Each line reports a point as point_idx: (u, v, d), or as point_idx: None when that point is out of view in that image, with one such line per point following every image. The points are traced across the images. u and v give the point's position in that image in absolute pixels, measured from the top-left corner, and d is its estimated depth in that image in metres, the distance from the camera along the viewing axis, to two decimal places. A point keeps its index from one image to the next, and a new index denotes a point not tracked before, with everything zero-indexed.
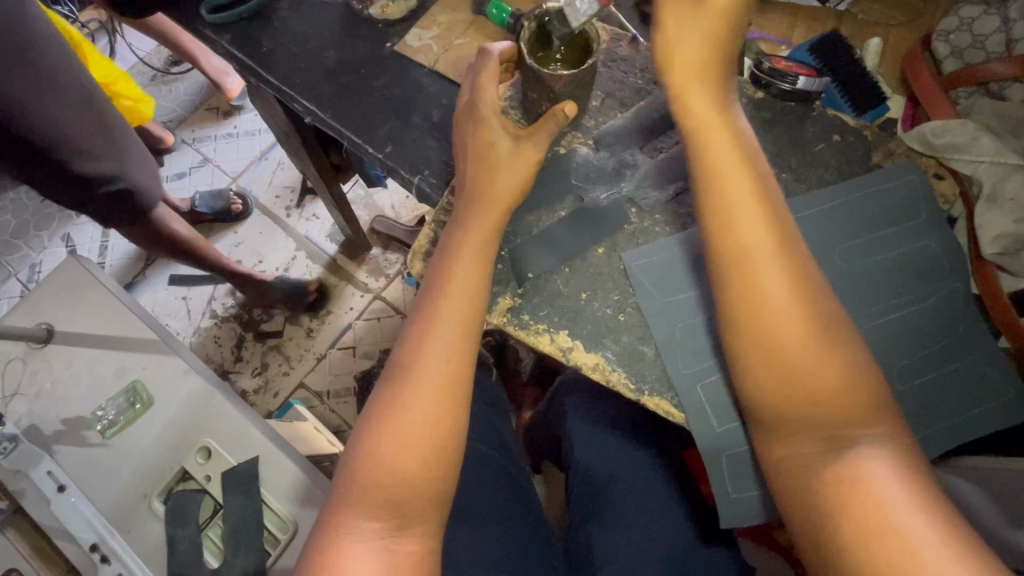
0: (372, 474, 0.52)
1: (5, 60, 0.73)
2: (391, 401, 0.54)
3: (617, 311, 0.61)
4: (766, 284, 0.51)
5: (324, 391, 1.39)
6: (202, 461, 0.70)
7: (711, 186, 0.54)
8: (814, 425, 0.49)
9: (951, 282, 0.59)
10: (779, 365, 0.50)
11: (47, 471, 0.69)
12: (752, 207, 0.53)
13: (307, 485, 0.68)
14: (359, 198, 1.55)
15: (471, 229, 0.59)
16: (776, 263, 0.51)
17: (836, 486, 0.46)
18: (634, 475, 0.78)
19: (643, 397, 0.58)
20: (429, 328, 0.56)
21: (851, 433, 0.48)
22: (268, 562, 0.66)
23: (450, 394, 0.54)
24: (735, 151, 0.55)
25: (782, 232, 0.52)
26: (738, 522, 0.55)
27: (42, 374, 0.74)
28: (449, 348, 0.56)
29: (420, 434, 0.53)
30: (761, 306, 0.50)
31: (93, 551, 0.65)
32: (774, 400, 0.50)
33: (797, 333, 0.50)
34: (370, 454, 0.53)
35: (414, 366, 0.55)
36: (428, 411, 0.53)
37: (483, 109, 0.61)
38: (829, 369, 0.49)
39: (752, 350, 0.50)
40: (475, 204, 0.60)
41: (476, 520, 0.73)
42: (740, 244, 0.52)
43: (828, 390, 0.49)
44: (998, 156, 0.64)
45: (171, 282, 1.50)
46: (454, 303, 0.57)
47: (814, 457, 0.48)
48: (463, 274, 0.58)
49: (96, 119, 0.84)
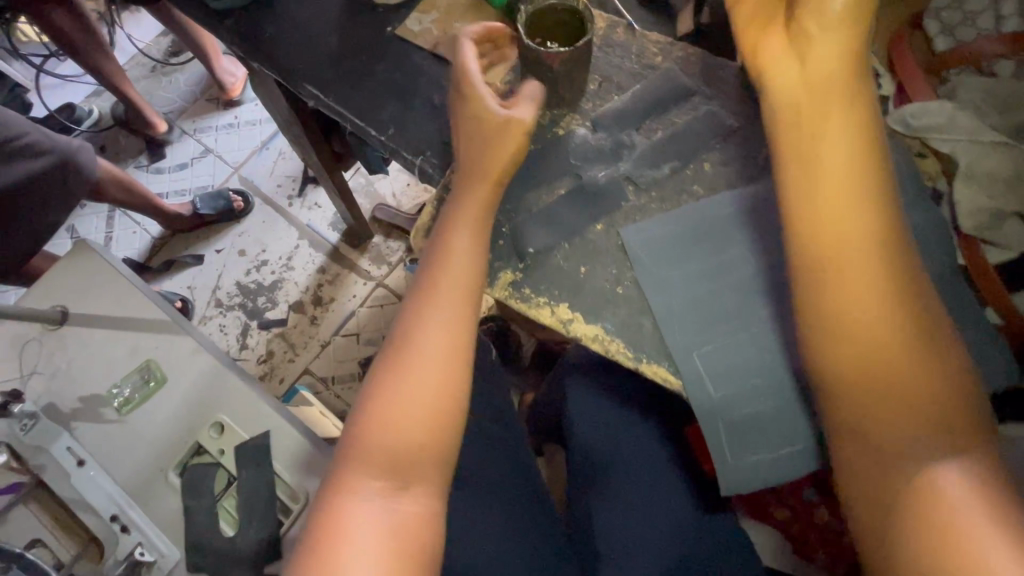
0: (375, 438, 0.55)
1: (10, 171, 1.00)
2: (393, 370, 0.57)
3: (616, 284, 0.63)
4: (840, 278, 0.53)
5: (328, 376, 1.42)
6: (215, 436, 0.72)
7: (793, 177, 0.55)
8: (900, 435, 0.50)
9: (939, 253, 0.61)
10: (871, 373, 0.51)
11: (67, 447, 0.71)
12: (841, 207, 0.53)
13: (314, 455, 0.70)
14: (360, 186, 1.58)
15: (467, 205, 0.61)
16: (861, 267, 0.52)
17: (907, 488, 0.49)
18: (632, 448, 0.81)
19: (641, 365, 0.60)
20: (429, 300, 0.59)
21: (936, 446, 0.49)
22: (281, 531, 0.68)
23: (450, 363, 0.57)
24: (832, 149, 0.54)
25: (866, 239, 0.53)
26: (738, 485, 0.57)
27: (58, 355, 0.76)
28: (451, 325, 0.58)
29: (421, 402, 0.55)
30: (858, 313, 0.52)
31: (113, 521, 0.68)
32: (861, 408, 0.51)
33: (893, 345, 0.51)
34: (372, 420, 0.55)
35: (414, 336, 0.58)
36: (430, 378, 0.56)
37: (473, 93, 0.61)
38: (923, 383, 0.50)
39: (846, 359, 0.52)
40: (469, 178, 0.62)
41: (476, 490, 0.77)
42: (819, 240, 0.53)
43: (915, 401, 0.50)
44: (975, 134, 0.65)
45: (177, 272, 1.53)
46: (452, 275, 0.59)
47: (889, 463, 0.50)
48: (460, 248, 0.60)
49: (44, 184, 1.05)
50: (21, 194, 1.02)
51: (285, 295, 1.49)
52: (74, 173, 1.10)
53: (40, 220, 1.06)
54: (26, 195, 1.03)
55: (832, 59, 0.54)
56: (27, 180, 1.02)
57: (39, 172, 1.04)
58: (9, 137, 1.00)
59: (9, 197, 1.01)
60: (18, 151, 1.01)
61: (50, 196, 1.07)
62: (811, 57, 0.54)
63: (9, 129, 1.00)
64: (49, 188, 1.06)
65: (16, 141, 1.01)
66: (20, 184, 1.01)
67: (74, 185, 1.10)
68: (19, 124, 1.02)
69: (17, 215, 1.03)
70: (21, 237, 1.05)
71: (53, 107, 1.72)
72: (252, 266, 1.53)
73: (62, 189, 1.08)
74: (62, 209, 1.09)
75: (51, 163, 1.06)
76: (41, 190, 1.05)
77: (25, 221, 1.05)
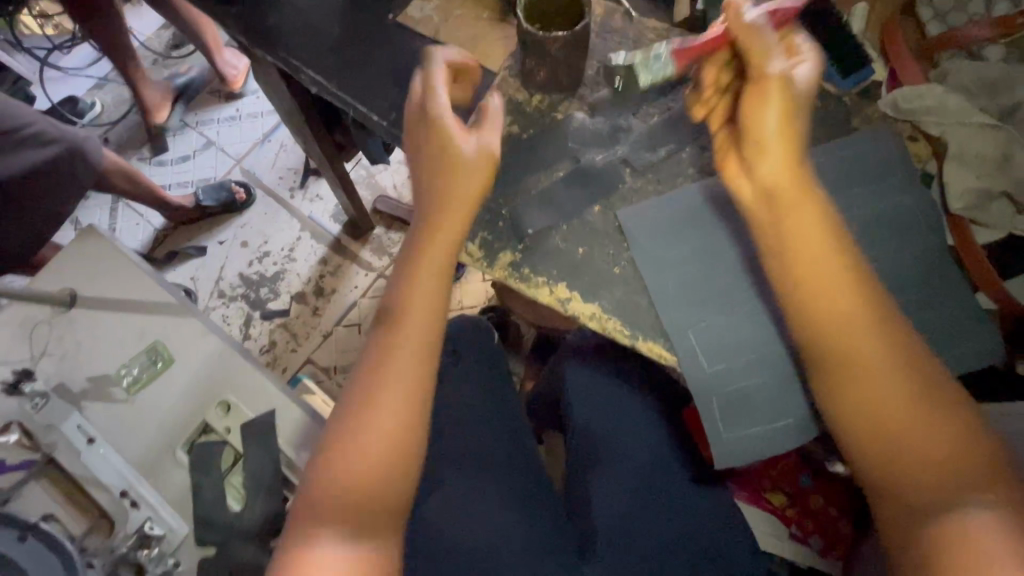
0: (337, 479, 0.56)
1: (16, 159, 1.01)
2: (356, 409, 0.58)
3: (613, 264, 0.64)
4: (824, 318, 0.55)
5: (330, 365, 1.44)
6: (222, 415, 0.74)
7: (790, 242, 0.57)
8: (923, 483, 0.51)
9: (930, 233, 0.62)
10: (882, 424, 0.53)
11: (77, 426, 0.72)
12: (829, 268, 0.56)
13: (320, 433, 0.72)
14: (361, 178, 1.59)
15: (431, 237, 0.62)
16: (855, 321, 0.55)
17: (938, 539, 0.49)
18: (629, 430, 0.83)
19: (637, 342, 0.62)
20: (392, 337, 0.60)
21: (960, 493, 0.50)
22: (286, 506, 0.70)
23: (411, 399, 0.58)
24: (814, 212, 0.57)
25: (856, 293, 0.55)
26: (730, 458, 0.59)
27: (67, 337, 0.77)
28: (409, 353, 0.59)
29: (383, 441, 0.56)
30: (861, 364, 0.54)
31: (123, 497, 0.69)
32: (876, 457, 0.53)
33: (899, 395, 0.53)
34: (335, 462, 0.56)
35: (377, 374, 0.59)
36: (392, 415, 0.57)
37: (441, 123, 0.61)
38: (934, 431, 0.52)
39: (857, 410, 0.54)
40: (433, 208, 0.62)
41: (476, 468, 0.80)
42: (804, 291, 0.56)
43: (927, 448, 0.52)
44: (965, 117, 0.67)
45: (181, 263, 1.55)
46: (415, 309, 0.60)
47: (916, 512, 0.51)
48: (422, 282, 0.61)
49: (49, 173, 1.06)
50: (27, 183, 1.03)
51: (288, 286, 1.51)
52: (79, 162, 1.11)
53: (46, 209, 1.08)
54: (33, 184, 1.04)
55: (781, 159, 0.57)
56: (32, 169, 1.03)
57: (45, 160, 1.04)
58: (15, 124, 1.00)
59: (15, 185, 1.02)
60: (24, 139, 1.02)
61: (56, 184, 1.08)
62: (764, 160, 0.58)
63: (15, 117, 1.01)
64: (54, 177, 1.07)
65: (22, 130, 1.01)
66: (26, 173, 1.02)
67: (79, 174, 1.11)
68: (25, 113, 1.02)
69: (23, 203, 1.04)
70: (26, 225, 1.07)
71: (56, 100, 1.73)
72: (254, 257, 1.54)
73: (68, 178, 1.09)
74: (67, 197, 1.10)
75: (57, 153, 1.06)
76: (47, 179, 1.06)
77: (31, 209, 1.06)
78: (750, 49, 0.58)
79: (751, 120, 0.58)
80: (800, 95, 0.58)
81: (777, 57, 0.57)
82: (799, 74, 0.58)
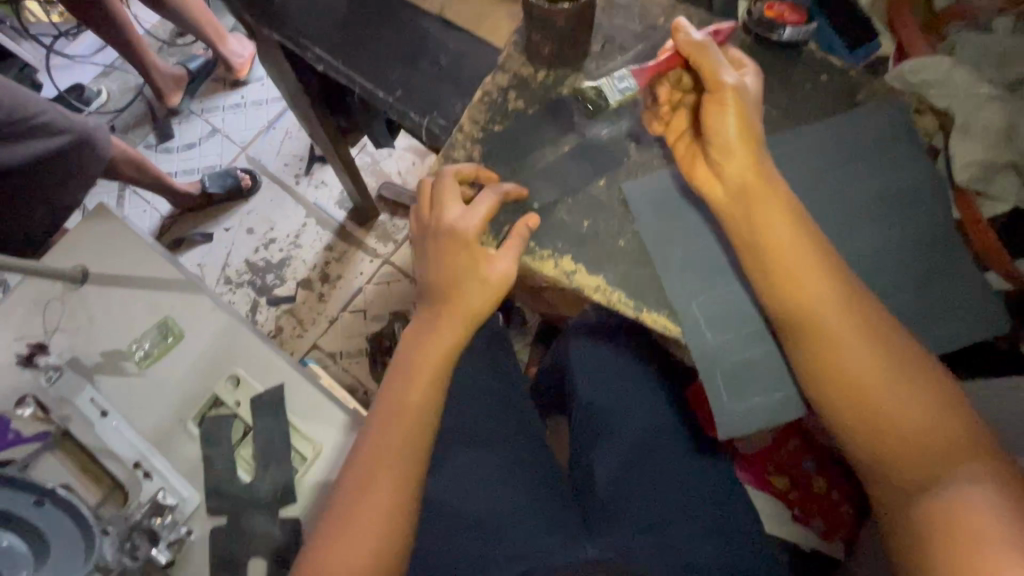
0: (337, 549, 0.58)
1: (25, 148, 1.02)
2: (356, 488, 0.61)
3: (618, 237, 0.65)
4: (808, 296, 0.57)
5: (336, 350, 1.45)
6: (232, 388, 0.75)
7: (780, 230, 0.58)
8: (914, 465, 0.55)
9: (931, 206, 0.64)
10: (870, 413, 0.56)
11: (90, 399, 0.74)
12: (806, 270, 0.57)
13: (328, 407, 0.74)
14: (366, 164, 1.60)
15: (429, 336, 0.65)
16: (836, 317, 0.57)
17: (937, 518, 0.52)
18: (633, 409, 0.84)
19: (641, 313, 0.62)
20: (392, 420, 0.63)
21: (951, 472, 0.53)
22: (296, 477, 0.71)
23: (404, 480, 0.62)
24: (792, 219, 0.58)
25: (835, 287, 0.57)
26: (735, 428, 0.59)
27: (80, 312, 0.79)
28: (404, 445, 0.63)
29: (381, 518, 0.60)
30: (847, 360, 0.56)
31: (136, 467, 0.71)
32: (867, 445, 0.56)
33: (885, 383, 0.56)
34: (336, 533, 0.59)
35: (376, 453, 0.62)
36: (388, 488, 0.61)
37: (465, 233, 0.63)
38: (915, 416, 0.55)
39: (846, 404, 0.56)
40: (436, 312, 0.65)
41: (482, 443, 0.81)
42: (796, 273, 0.57)
43: (914, 433, 0.55)
44: (969, 89, 0.65)
45: (188, 249, 1.56)
46: (413, 400, 0.64)
47: (913, 494, 0.54)
48: (422, 375, 0.64)
49: (58, 162, 1.06)
50: (35, 170, 1.04)
51: (294, 272, 1.52)
52: (89, 153, 1.11)
53: (54, 197, 1.09)
54: (43, 173, 1.06)
55: (744, 157, 0.59)
56: (41, 157, 1.03)
57: (54, 150, 1.05)
58: (27, 115, 1.01)
59: (23, 173, 1.03)
60: (34, 129, 1.02)
61: (66, 173, 1.09)
62: (727, 164, 0.60)
63: (26, 107, 1.01)
64: (64, 166, 1.08)
65: (32, 120, 1.02)
66: (35, 161, 1.03)
67: (89, 164, 1.11)
68: (36, 102, 1.03)
69: (32, 190, 1.06)
70: (36, 211, 1.08)
71: (62, 87, 1.74)
72: (259, 244, 1.55)
73: (77, 167, 1.10)
74: (76, 186, 1.11)
75: (67, 143, 1.06)
76: (56, 167, 1.07)
77: (40, 196, 1.07)
78: (702, 64, 0.60)
79: (713, 127, 0.60)
80: (753, 101, 0.61)
81: (728, 67, 0.61)
82: (747, 85, 0.62)
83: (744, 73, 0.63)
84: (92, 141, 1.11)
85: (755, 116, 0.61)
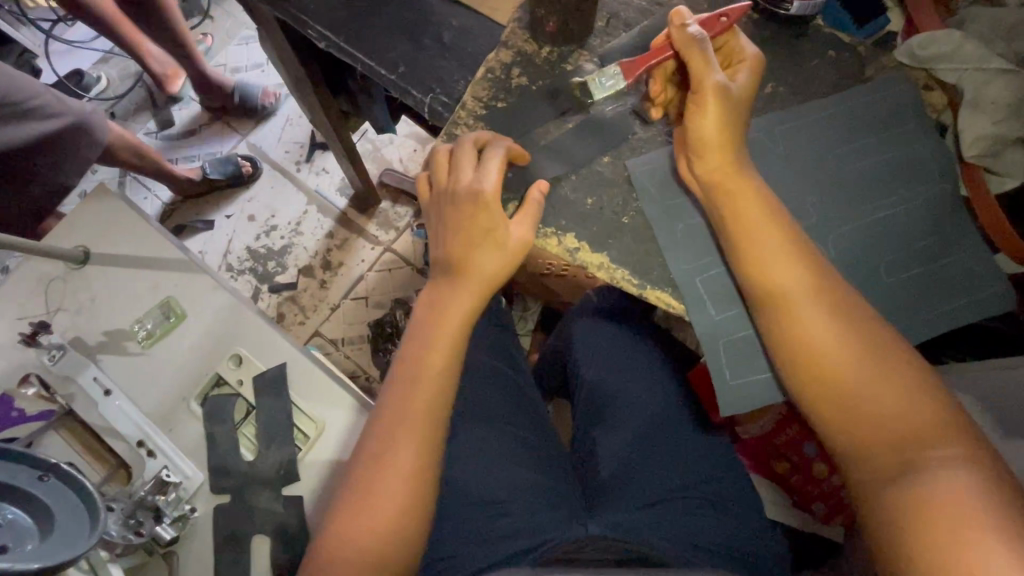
0: (343, 543, 0.58)
1: (23, 132, 1.00)
2: (363, 485, 0.60)
3: (622, 214, 0.64)
4: (792, 281, 0.56)
5: (338, 337, 1.45)
6: (234, 367, 0.75)
7: (773, 211, 0.58)
8: (885, 451, 0.53)
9: (937, 183, 0.63)
10: (841, 398, 0.55)
11: (94, 377, 0.74)
12: (790, 254, 0.57)
13: (331, 386, 0.74)
14: (367, 151, 1.59)
15: (441, 303, 0.64)
16: (813, 304, 0.56)
17: (906, 505, 0.50)
18: (636, 390, 0.84)
19: (645, 291, 0.62)
20: (401, 415, 0.62)
21: (925, 458, 0.51)
22: (298, 455, 0.71)
23: (419, 474, 0.61)
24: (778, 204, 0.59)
25: (812, 275, 0.56)
26: (737, 405, 0.59)
27: (82, 292, 0.79)
28: (417, 438, 0.61)
29: (384, 516, 0.59)
30: (820, 342, 0.55)
31: (140, 446, 0.71)
32: (839, 429, 0.55)
33: (857, 367, 0.54)
34: (343, 530, 0.58)
35: (386, 449, 0.61)
36: (400, 483, 0.60)
37: (484, 195, 0.61)
38: (886, 401, 0.54)
39: (817, 388, 0.56)
40: (456, 281, 0.63)
41: (486, 424, 0.81)
42: (799, 249, 0.57)
43: (885, 417, 0.54)
44: (982, 62, 0.65)
45: (188, 235, 1.55)
46: (425, 396, 0.63)
47: (882, 479, 0.53)
48: (434, 354, 0.64)
49: (54, 146, 1.06)
50: (31, 155, 1.03)
51: (296, 259, 1.52)
52: (84, 137, 1.11)
53: (50, 182, 1.08)
54: (40, 156, 1.04)
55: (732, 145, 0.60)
56: (39, 142, 1.02)
57: (52, 134, 1.04)
58: (23, 99, 1.00)
59: (20, 158, 1.02)
60: (31, 112, 1.01)
61: (61, 158, 1.08)
62: (706, 156, 0.59)
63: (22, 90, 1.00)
64: (60, 151, 1.07)
65: (28, 103, 1.01)
66: (33, 145, 1.02)
67: (85, 148, 1.11)
68: (31, 86, 1.02)
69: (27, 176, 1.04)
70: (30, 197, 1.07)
71: (62, 73, 1.73)
72: (261, 232, 1.55)
73: (73, 152, 1.09)
74: (72, 171, 1.10)
75: (65, 126, 1.06)
76: (52, 152, 1.06)
77: (35, 182, 1.06)
78: (692, 62, 0.59)
79: (690, 128, 0.60)
80: (736, 102, 0.60)
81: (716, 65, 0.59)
82: (736, 84, 0.60)
83: (740, 68, 0.61)
84: (87, 125, 1.11)
85: (738, 102, 0.60)
